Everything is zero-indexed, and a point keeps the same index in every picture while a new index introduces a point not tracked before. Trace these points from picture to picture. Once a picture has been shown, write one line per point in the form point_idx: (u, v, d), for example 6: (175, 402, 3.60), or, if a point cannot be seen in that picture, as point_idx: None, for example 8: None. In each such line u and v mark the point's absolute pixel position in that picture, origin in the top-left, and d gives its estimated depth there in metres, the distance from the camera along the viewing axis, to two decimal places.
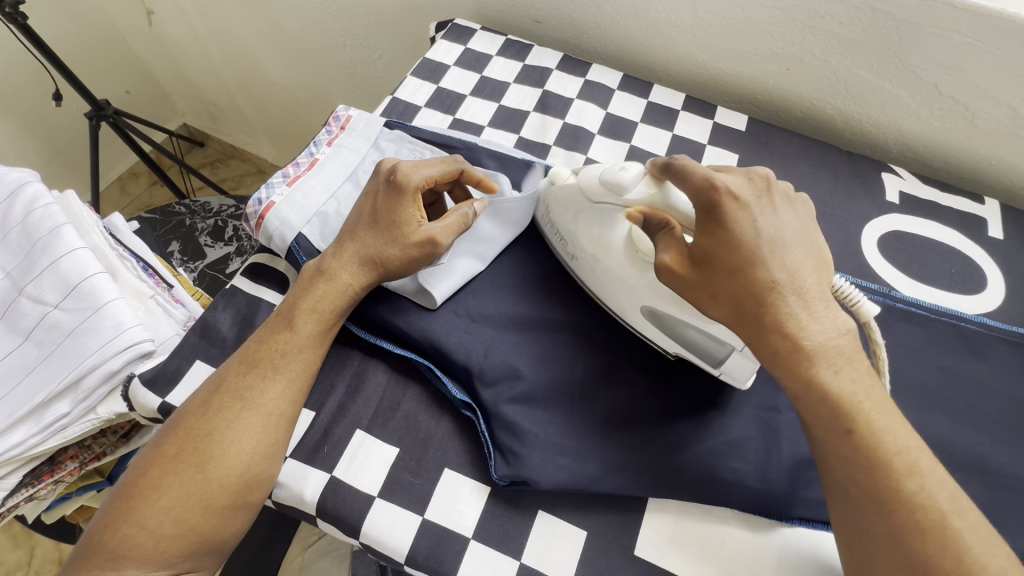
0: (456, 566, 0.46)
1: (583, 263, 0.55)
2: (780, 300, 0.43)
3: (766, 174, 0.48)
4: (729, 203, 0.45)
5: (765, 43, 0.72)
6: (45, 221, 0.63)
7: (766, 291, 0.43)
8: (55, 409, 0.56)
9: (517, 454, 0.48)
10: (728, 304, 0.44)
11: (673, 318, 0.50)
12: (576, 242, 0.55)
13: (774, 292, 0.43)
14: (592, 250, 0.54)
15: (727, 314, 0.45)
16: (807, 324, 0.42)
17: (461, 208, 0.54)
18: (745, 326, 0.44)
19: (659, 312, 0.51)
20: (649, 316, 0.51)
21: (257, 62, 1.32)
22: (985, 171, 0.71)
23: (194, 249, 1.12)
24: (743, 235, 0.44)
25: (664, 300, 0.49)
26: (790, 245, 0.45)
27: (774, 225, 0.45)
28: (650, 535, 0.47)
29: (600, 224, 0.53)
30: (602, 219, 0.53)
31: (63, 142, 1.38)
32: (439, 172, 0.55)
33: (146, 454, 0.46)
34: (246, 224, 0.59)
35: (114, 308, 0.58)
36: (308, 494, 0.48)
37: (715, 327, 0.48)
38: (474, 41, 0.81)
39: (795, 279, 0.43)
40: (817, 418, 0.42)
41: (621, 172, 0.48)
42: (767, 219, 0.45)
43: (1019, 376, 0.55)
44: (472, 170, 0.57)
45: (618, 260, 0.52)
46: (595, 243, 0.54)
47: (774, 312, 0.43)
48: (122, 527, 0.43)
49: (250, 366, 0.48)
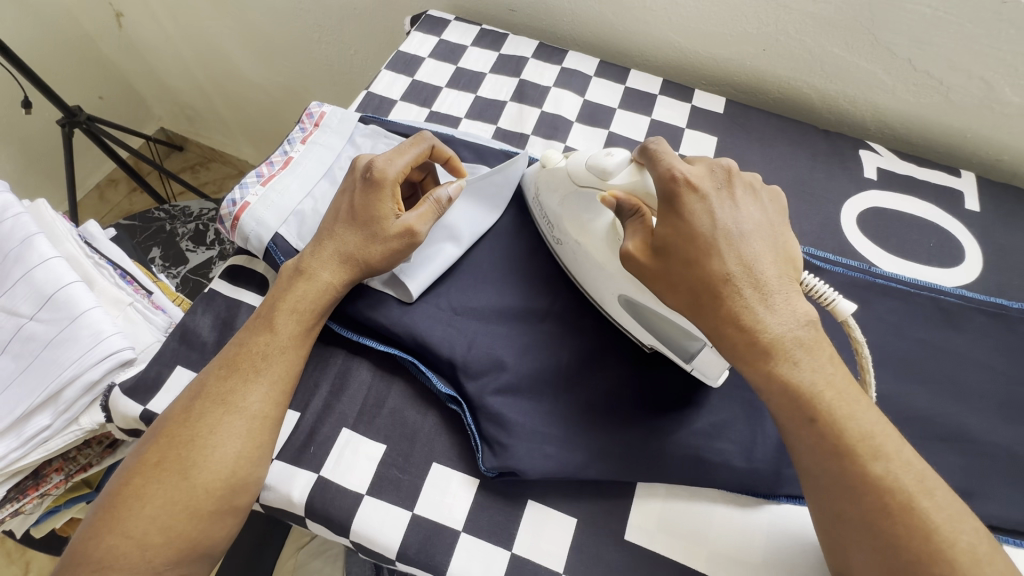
0: (447, 559, 0.46)
1: (567, 249, 0.55)
2: (736, 293, 0.43)
3: (728, 165, 0.48)
4: (687, 194, 0.45)
5: (741, 24, 0.71)
6: (16, 231, 0.61)
7: (720, 283, 0.43)
8: (36, 422, 0.55)
9: (505, 445, 0.48)
10: (686, 295, 0.44)
11: (648, 308, 0.49)
12: (559, 228, 0.55)
13: (729, 283, 0.43)
14: (574, 235, 0.53)
15: (686, 305, 0.44)
16: (764, 317, 0.42)
17: (433, 193, 0.54)
18: (704, 318, 0.44)
19: (633, 300, 0.50)
20: (626, 304, 0.51)
21: (231, 62, 1.30)
22: (961, 144, 0.72)
23: (176, 254, 1.10)
24: (698, 226, 0.44)
25: (640, 291, 0.48)
26: (749, 237, 0.45)
27: (733, 218, 0.45)
28: (639, 519, 0.48)
29: (587, 210, 0.53)
30: (588, 206, 0.53)
31: (36, 151, 1.35)
32: (412, 158, 0.54)
33: (128, 463, 0.45)
34: (222, 226, 0.58)
35: (92, 317, 0.57)
36: (296, 494, 0.48)
37: (682, 318, 0.47)
38: (448, 32, 0.80)
39: (751, 272, 0.44)
40: (782, 407, 0.42)
41: (607, 158, 0.48)
42: (725, 209, 0.45)
43: (997, 346, 0.55)
44: (442, 147, 0.57)
45: (596, 250, 0.51)
46: (579, 227, 0.53)
47: (729, 303, 0.43)
48: (108, 537, 0.42)
49: (231, 369, 0.48)
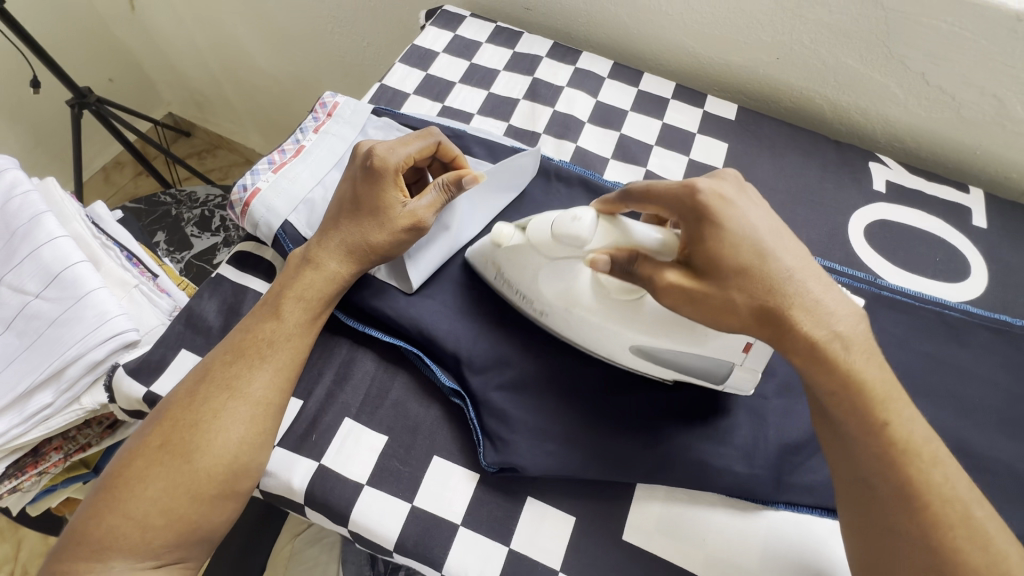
0: (446, 552, 0.46)
1: (555, 317, 0.51)
2: (799, 289, 0.41)
3: (735, 173, 0.47)
4: (717, 203, 0.43)
5: (756, 31, 0.71)
6: (25, 209, 0.62)
7: (784, 283, 0.41)
8: (39, 400, 0.56)
9: (506, 440, 0.48)
10: (752, 309, 0.41)
11: (663, 351, 0.48)
12: (542, 296, 0.50)
13: (791, 279, 0.41)
14: (563, 304, 0.49)
15: (752, 321, 0.42)
16: (830, 312, 0.41)
17: (442, 180, 0.53)
18: (770, 330, 0.41)
19: (650, 348, 0.48)
20: (640, 353, 0.49)
21: (242, 48, 1.30)
22: (970, 160, 0.72)
23: (180, 239, 1.10)
24: (741, 231, 0.42)
25: (660, 338, 0.47)
26: (783, 230, 0.44)
27: (764, 214, 0.44)
28: (638, 520, 0.48)
29: (562, 278, 0.49)
30: (563, 273, 0.49)
31: (44, 130, 1.35)
32: (417, 148, 0.54)
33: (129, 445, 0.45)
34: (232, 211, 0.58)
35: (97, 297, 0.58)
36: (296, 482, 0.48)
37: (711, 346, 0.46)
38: (463, 28, 0.80)
39: (806, 262, 0.42)
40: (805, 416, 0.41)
41: (575, 223, 0.44)
42: (754, 209, 0.44)
43: (999, 362, 0.56)
44: (449, 144, 0.57)
45: (596, 309, 0.48)
46: (566, 297, 0.49)
47: (795, 300, 0.41)
48: (109, 518, 0.42)
49: (236, 355, 0.48)
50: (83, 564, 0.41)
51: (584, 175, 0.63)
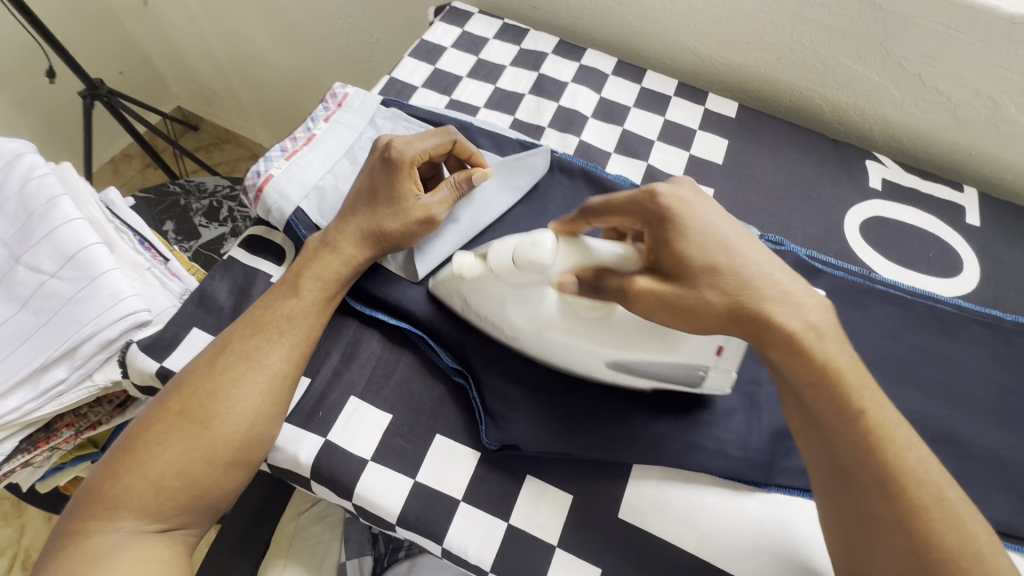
0: (447, 526, 0.48)
1: (526, 338, 0.50)
2: (764, 282, 0.42)
3: (691, 179, 0.48)
4: (676, 206, 0.44)
5: (757, 31, 0.73)
6: (42, 191, 0.64)
7: (751, 278, 0.42)
8: (53, 375, 0.57)
9: (507, 419, 0.50)
10: (727, 306, 0.42)
11: (639, 364, 0.47)
12: (511, 323, 0.49)
13: (758, 273, 0.42)
14: (532, 328, 0.48)
15: (726, 320, 0.42)
16: (795, 307, 0.42)
17: (454, 178, 0.56)
18: (746, 325, 0.42)
19: (624, 362, 0.47)
20: (617, 368, 0.48)
21: (252, 43, 1.32)
22: (965, 161, 0.74)
23: (189, 229, 1.12)
24: (706, 229, 0.43)
25: (633, 348, 0.47)
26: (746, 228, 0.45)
27: (724, 215, 0.45)
28: (634, 499, 0.49)
29: (528, 304, 0.48)
30: (527, 300, 0.47)
31: (55, 120, 1.37)
32: (433, 144, 0.56)
33: (149, 409, 0.47)
34: (244, 196, 0.60)
35: (111, 278, 0.60)
36: (303, 457, 0.50)
37: (685, 351, 0.46)
38: (471, 24, 0.82)
39: (766, 258, 0.44)
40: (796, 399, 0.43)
41: (535, 250, 0.43)
42: (712, 210, 0.45)
43: (989, 354, 0.57)
44: (464, 142, 0.58)
45: (563, 333, 0.48)
46: (533, 320, 0.48)
47: (765, 294, 0.41)
48: (126, 477, 0.44)
49: (255, 328, 0.49)
50: (97, 520, 0.43)
51: (587, 168, 0.64)
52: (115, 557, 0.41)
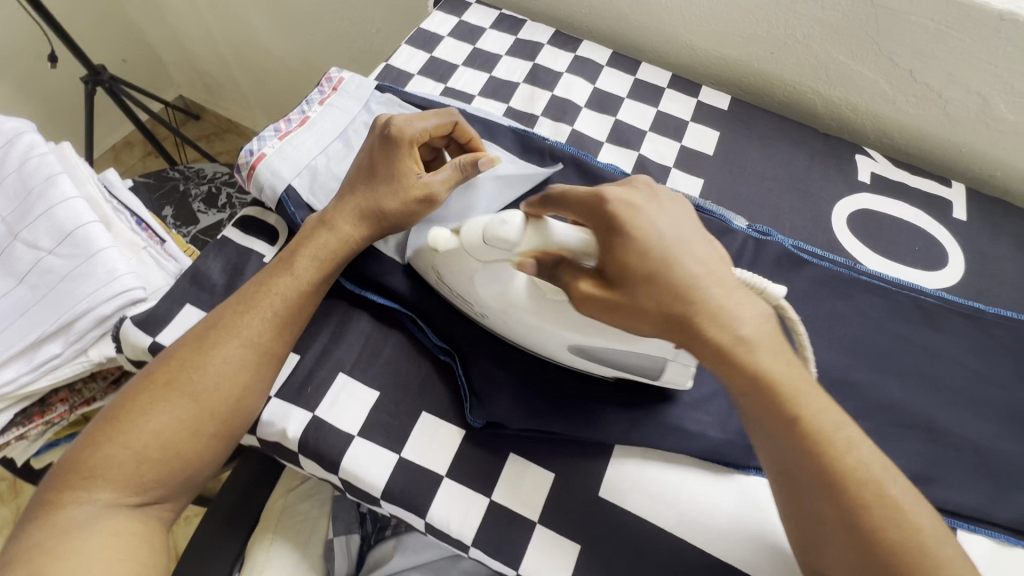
0: (430, 501, 0.49)
1: (494, 319, 0.50)
2: (705, 295, 0.39)
3: (648, 179, 0.45)
4: (623, 212, 0.41)
5: (750, 25, 0.74)
6: (41, 169, 0.65)
7: (688, 292, 0.39)
8: (48, 349, 0.58)
9: (492, 397, 0.51)
10: (658, 318, 0.39)
11: (598, 351, 0.47)
12: (478, 298, 0.49)
13: (698, 287, 0.39)
14: (498, 307, 0.48)
15: (655, 327, 0.40)
16: (738, 313, 0.39)
17: (459, 159, 0.54)
18: (677, 333, 0.40)
19: (583, 348, 0.47)
20: (576, 352, 0.48)
21: (253, 32, 1.33)
22: (954, 157, 0.74)
23: (187, 214, 1.13)
24: (649, 240, 0.40)
25: (587, 341, 0.46)
26: (692, 241, 0.41)
27: (670, 224, 0.42)
28: (615, 478, 0.50)
29: (494, 282, 0.47)
30: (493, 278, 0.46)
31: (57, 106, 1.38)
32: (435, 124, 0.55)
33: (136, 381, 0.48)
34: (238, 175, 0.61)
35: (107, 255, 0.61)
36: (291, 431, 0.51)
37: (638, 348, 0.45)
38: (469, 14, 0.83)
39: (714, 270, 0.40)
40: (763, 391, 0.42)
41: (503, 227, 0.42)
42: (663, 217, 0.42)
43: (970, 346, 0.58)
44: (466, 125, 0.58)
45: (524, 318, 0.47)
46: (498, 299, 0.47)
47: (705, 305, 0.39)
48: (105, 446, 0.45)
49: (247, 306, 0.50)
50: (77, 487, 0.44)
51: (577, 156, 0.65)
52: (92, 525, 0.42)
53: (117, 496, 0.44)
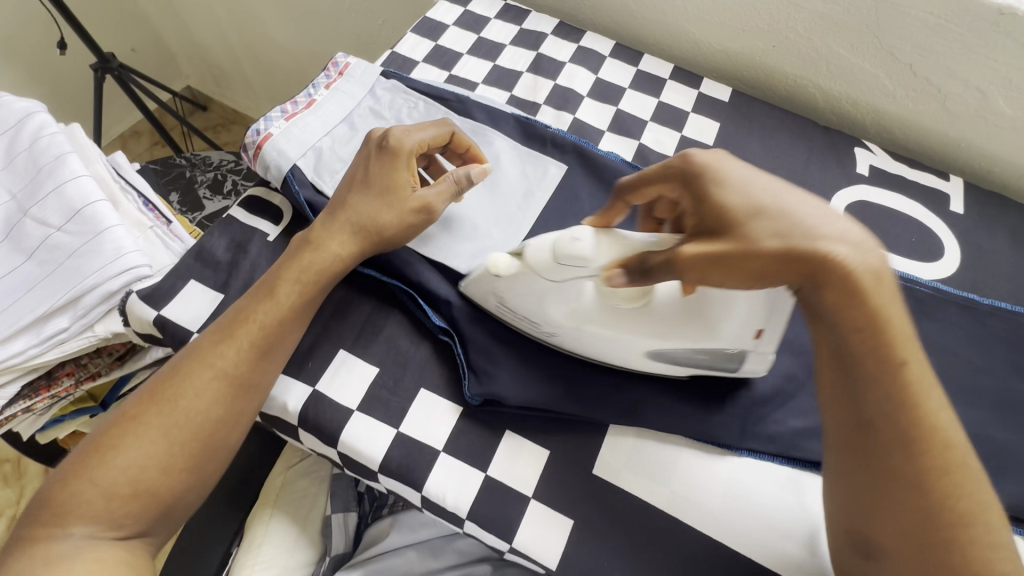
0: (427, 475, 0.50)
1: (565, 336, 0.50)
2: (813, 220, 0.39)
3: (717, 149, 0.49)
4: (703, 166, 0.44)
5: (752, 18, 0.74)
6: (51, 148, 0.66)
7: (798, 222, 0.39)
8: (55, 323, 0.60)
9: (489, 373, 0.52)
10: (775, 250, 0.39)
11: (679, 353, 0.47)
12: (549, 319, 0.49)
13: (802, 214, 0.39)
14: (570, 322, 0.48)
15: (775, 266, 0.39)
16: (842, 242, 0.39)
17: (454, 173, 0.55)
18: (794, 269, 0.39)
19: (664, 351, 0.48)
20: (655, 357, 0.48)
21: (261, 23, 1.34)
22: (954, 151, 0.75)
23: (193, 200, 1.14)
24: (737, 186, 0.42)
25: (668, 340, 0.46)
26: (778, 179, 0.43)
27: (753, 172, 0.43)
28: (608, 456, 0.51)
29: (566, 298, 0.47)
30: (565, 294, 0.47)
31: (66, 93, 1.39)
32: (432, 135, 0.57)
33: (112, 414, 0.48)
34: (245, 154, 0.62)
35: (114, 233, 0.62)
36: (291, 404, 0.52)
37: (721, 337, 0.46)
38: (474, 4, 0.84)
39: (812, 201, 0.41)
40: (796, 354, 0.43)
41: (575, 242, 0.43)
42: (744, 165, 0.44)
43: (964, 335, 0.58)
44: (462, 135, 0.60)
45: (602, 326, 0.47)
46: (571, 314, 0.47)
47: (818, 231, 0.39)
48: (79, 481, 0.45)
49: (223, 336, 0.50)
50: (49, 525, 0.44)
51: (578, 144, 0.65)
52: (63, 563, 0.42)
53: (94, 530, 0.44)
